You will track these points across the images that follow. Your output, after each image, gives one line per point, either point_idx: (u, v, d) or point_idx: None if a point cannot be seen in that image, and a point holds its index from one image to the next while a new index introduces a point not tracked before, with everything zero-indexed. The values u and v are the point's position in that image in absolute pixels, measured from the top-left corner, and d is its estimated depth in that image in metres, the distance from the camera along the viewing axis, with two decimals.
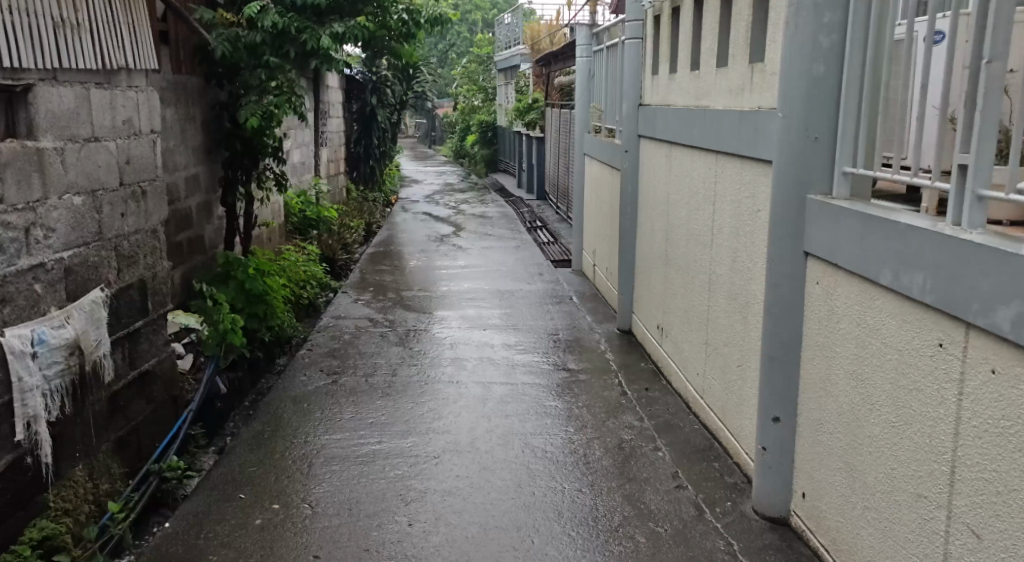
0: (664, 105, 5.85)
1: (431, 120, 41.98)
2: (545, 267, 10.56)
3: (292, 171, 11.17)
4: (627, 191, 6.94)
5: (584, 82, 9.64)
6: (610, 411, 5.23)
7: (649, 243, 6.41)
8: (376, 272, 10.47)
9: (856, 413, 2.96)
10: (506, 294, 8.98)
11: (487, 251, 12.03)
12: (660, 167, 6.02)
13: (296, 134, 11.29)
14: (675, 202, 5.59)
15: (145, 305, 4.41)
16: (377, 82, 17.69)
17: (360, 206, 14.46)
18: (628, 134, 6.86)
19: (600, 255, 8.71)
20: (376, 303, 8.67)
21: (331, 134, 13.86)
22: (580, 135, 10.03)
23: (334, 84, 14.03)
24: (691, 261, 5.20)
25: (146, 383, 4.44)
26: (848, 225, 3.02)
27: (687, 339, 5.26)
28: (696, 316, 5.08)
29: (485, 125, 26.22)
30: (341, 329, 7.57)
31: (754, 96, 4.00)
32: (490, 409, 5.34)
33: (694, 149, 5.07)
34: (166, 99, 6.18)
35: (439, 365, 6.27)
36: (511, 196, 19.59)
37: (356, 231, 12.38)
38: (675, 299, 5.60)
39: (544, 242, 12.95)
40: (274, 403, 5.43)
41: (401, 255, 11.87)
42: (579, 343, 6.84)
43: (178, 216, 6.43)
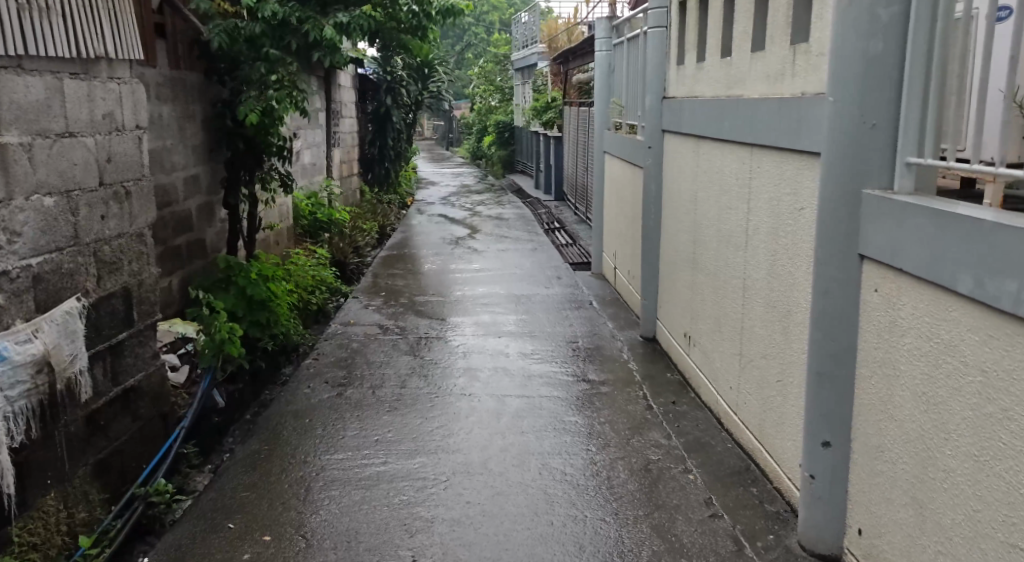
0: (691, 97, 5.45)
1: (448, 121, 41.73)
2: (563, 270, 10.18)
3: (302, 173, 10.84)
4: (651, 190, 6.54)
5: (604, 77, 9.27)
6: (635, 427, 4.84)
7: (675, 245, 6.00)
8: (389, 276, 10.13)
9: (926, 443, 2.57)
10: (523, 298, 8.61)
11: (503, 254, 11.66)
12: (687, 164, 5.63)
13: (306, 134, 10.97)
14: (703, 201, 5.19)
15: (129, 315, 4.05)
16: (391, 82, 17.31)
17: (374, 208, 14.13)
18: (652, 129, 6.47)
19: (621, 258, 8.33)
20: (388, 308, 8.33)
21: (343, 135, 13.54)
22: (600, 134, 9.64)
23: (347, 83, 13.70)
24: (723, 265, 4.80)
25: (132, 399, 4.08)
26: (914, 224, 2.62)
27: (719, 349, 4.86)
28: (729, 323, 4.68)
29: (502, 126, 25.86)
30: (350, 336, 7.22)
31: (796, 81, 3.60)
32: (504, 425, 4.95)
33: (726, 143, 4.67)
34: (163, 95, 5.85)
35: (451, 376, 5.91)
36: (529, 197, 19.23)
37: (370, 234, 12.04)
38: (704, 306, 5.20)
39: (562, 243, 12.57)
40: (274, 418, 5.08)
41: (415, 258, 11.53)
42: (600, 352, 6.45)
43: (177, 219, 6.09)
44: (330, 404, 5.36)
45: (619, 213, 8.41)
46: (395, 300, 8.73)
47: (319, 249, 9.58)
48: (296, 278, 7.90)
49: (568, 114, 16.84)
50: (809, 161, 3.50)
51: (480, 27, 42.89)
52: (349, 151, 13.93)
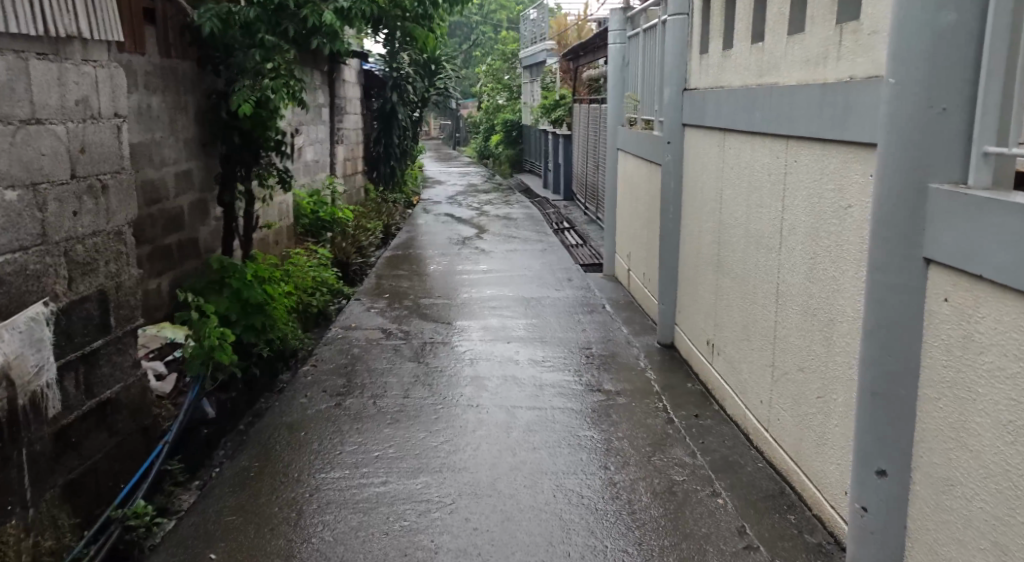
0: (717, 87, 5.09)
1: (455, 120, 41.43)
2: (574, 271, 9.83)
3: (304, 170, 10.50)
4: (670, 188, 6.19)
5: (617, 71, 8.93)
6: (655, 443, 4.49)
7: (697, 247, 5.65)
8: (393, 277, 9.80)
9: (1013, 478, 2.26)
10: (532, 301, 8.26)
11: (511, 254, 11.32)
12: (711, 160, 5.27)
13: (309, 130, 10.63)
14: (730, 199, 4.84)
15: (106, 320, 3.70)
16: (397, 79, 16.79)
17: (379, 207, 13.81)
18: (671, 123, 6.12)
19: (635, 260, 7.97)
20: (392, 311, 7.98)
21: (348, 132, 13.19)
22: (613, 130, 9.29)
23: (352, 79, 13.36)
24: (752, 268, 4.44)
25: (109, 412, 3.74)
26: (1002, 223, 2.28)
27: (747, 360, 4.50)
28: (759, 332, 4.32)
29: (509, 125, 25.53)
30: (352, 341, 6.87)
31: (844, 65, 3.24)
32: (514, 440, 4.59)
33: (757, 136, 4.30)
34: (153, 86, 5.51)
35: (457, 386, 5.56)
36: (536, 197, 18.89)
37: (374, 233, 11.70)
38: (730, 312, 4.84)
39: (572, 244, 12.22)
40: (267, 431, 4.74)
41: (421, 259, 11.20)
42: (615, 359, 6.10)
43: (168, 217, 5.74)
44: (328, 415, 5.01)
45: (634, 212, 8.05)
46: (399, 303, 8.39)
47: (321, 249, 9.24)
48: (293, 280, 7.55)
49: (578, 112, 16.48)
50: (859, 153, 3.13)
51: (487, 25, 42.56)
52: (353, 149, 13.59)
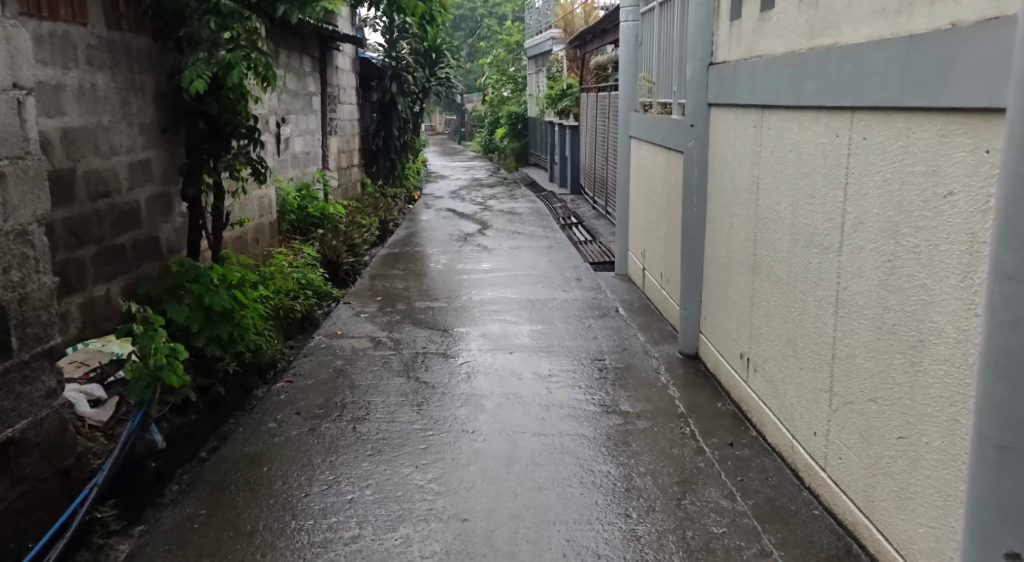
0: (755, 57, 4.34)
1: (460, 115, 40.69)
2: (583, 270, 9.09)
3: (293, 163, 9.78)
4: (693, 178, 5.46)
5: (630, 50, 8.21)
6: (684, 481, 3.78)
7: (727, 245, 4.91)
8: (388, 277, 9.08)
9: None
10: (538, 304, 7.52)
11: (515, 252, 10.58)
12: (746, 143, 4.52)
13: (297, 120, 9.90)
14: (771, 188, 4.10)
15: (7, 342, 3.01)
16: (397, 69, 16.04)
17: (376, 202, 13.08)
18: (695, 102, 5.39)
19: (652, 258, 7.23)
20: (384, 316, 7.26)
21: (342, 123, 12.47)
22: (625, 117, 8.55)
23: (346, 67, 12.62)
24: (799, 271, 3.70)
25: (11, 456, 3.05)
26: None
27: (796, 381, 3.77)
28: (810, 349, 3.59)
29: (515, 117, 24.80)
30: (337, 351, 6.14)
31: (946, 8, 2.51)
32: (515, 477, 3.84)
33: (811, 111, 3.56)
34: (98, 62, 4.78)
35: (450, 407, 4.83)
36: (543, 191, 18.15)
37: (369, 231, 10.99)
38: (772, 323, 4.10)
39: (580, 240, 11.48)
40: (223, 467, 4.02)
41: (418, 257, 10.46)
42: (631, 373, 5.37)
43: (119, 214, 5.00)
44: (299, 444, 4.29)
45: (650, 205, 7.30)
46: (392, 306, 7.67)
47: (309, 248, 8.52)
48: (271, 282, 6.81)
49: (586, 102, 15.73)
50: (968, 123, 2.44)
51: (492, 18, 41.81)
52: (349, 141, 12.88)
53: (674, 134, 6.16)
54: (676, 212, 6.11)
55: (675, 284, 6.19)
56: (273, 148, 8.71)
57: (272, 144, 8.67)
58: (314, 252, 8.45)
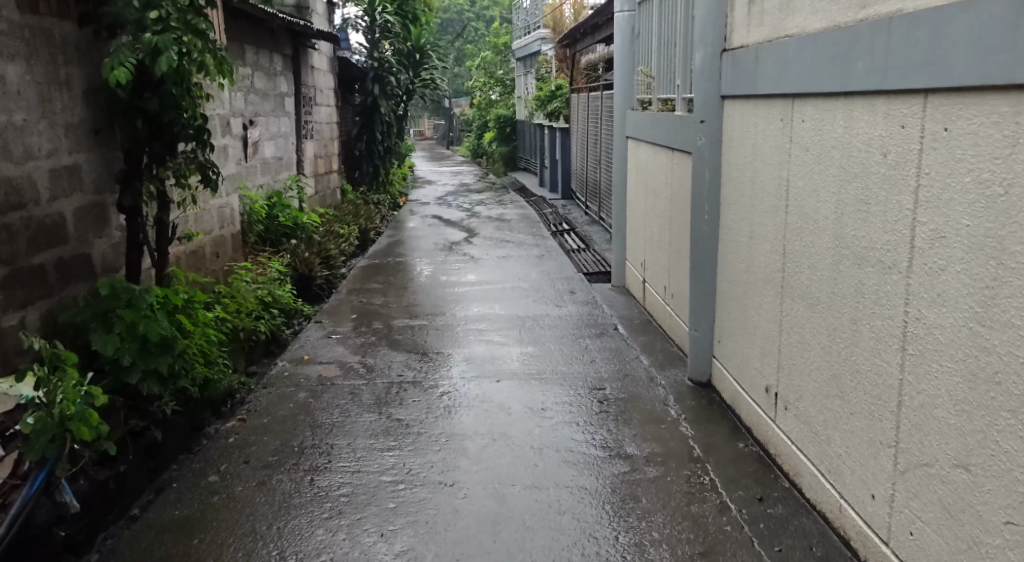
0: (785, 39, 3.67)
1: (448, 120, 40.05)
2: (576, 281, 8.42)
3: (262, 168, 9.07)
4: (704, 181, 4.79)
5: (626, 43, 7.57)
6: (709, 552, 3.11)
7: (746, 258, 4.24)
8: (365, 292, 8.38)
9: None
10: (529, 321, 6.83)
11: (503, 262, 9.90)
12: (771, 139, 3.86)
13: (265, 123, 9.21)
14: (805, 192, 3.42)
15: None
16: (379, 70, 15.21)
17: (357, 209, 12.39)
18: (706, 94, 4.72)
19: (654, 270, 6.56)
20: (358, 337, 6.55)
21: (320, 127, 11.76)
22: (621, 117, 7.88)
23: (323, 67, 11.91)
24: (848, 294, 3.02)
25: None
26: None
27: (843, 427, 3.08)
28: (864, 389, 2.92)
29: (504, 121, 24.11)
30: (302, 379, 5.43)
31: None
32: (504, 552, 3.16)
33: (864, 101, 2.90)
34: (9, 51, 4.09)
35: (426, 451, 4.13)
36: (532, 196, 17.51)
37: (347, 241, 10.29)
38: (808, 354, 3.42)
39: (573, 248, 10.82)
40: (147, 538, 3.32)
41: (399, 268, 9.77)
42: (635, 406, 4.69)
43: (38, 228, 4.29)
44: (245, 504, 3.58)
45: (652, 212, 6.63)
46: (368, 326, 6.96)
47: (277, 261, 7.81)
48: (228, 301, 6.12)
49: (578, 103, 15.07)
50: None
51: (480, 21, 41.22)
52: (327, 145, 12.17)
53: (681, 132, 5.49)
54: (683, 219, 5.43)
55: (684, 300, 5.51)
56: (238, 153, 7.98)
57: (237, 148, 7.95)
58: (283, 265, 7.75)
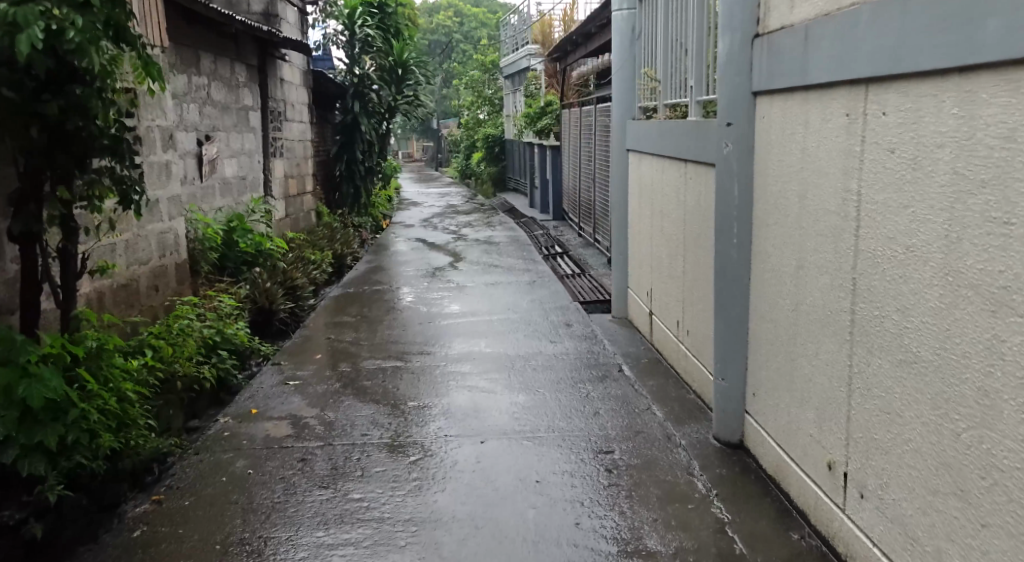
0: (850, 12, 2.79)
1: (437, 141, 39.29)
2: (571, 312, 7.52)
3: (219, 189, 8.17)
4: (731, 198, 3.89)
5: (626, 43, 6.74)
6: None
7: (790, 294, 3.35)
8: (336, 327, 7.46)
9: None
10: (518, 361, 5.92)
11: (490, 289, 8.99)
12: (829, 141, 2.97)
13: (223, 139, 8.32)
14: (888, 210, 2.54)
15: None
16: (359, 86, 14.44)
17: (333, 233, 11.48)
18: (733, 91, 3.81)
19: (664, 301, 5.68)
20: (320, 384, 5.61)
21: (291, 144, 10.88)
22: (620, 128, 6.99)
23: (295, 81, 11.04)
24: (975, 355, 2.15)
25: None
26: None
27: (967, 542, 2.20)
28: (1010, 490, 2.04)
29: (492, 140, 23.28)
30: (246, 440, 4.50)
31: None
32: None
33: (1009, 78, 2.05)
34: None
35: (390, 549, 3.21)
36: (522, 216, 16.66)
37: (318, 269, 9.38)
38: (896, 428, 2.52)
39: (567, 274, 9.94)
40: None
41: (375, 298, 8.84)
42: (652, 476, 3.79)
43: None
44: None
45: (660, 235, 5.74)
46: (334, 369, 6.03)
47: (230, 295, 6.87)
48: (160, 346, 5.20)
49: (569, 118, 14.25)
50: None
51: (468, 41, 40.60)
52: (300, 165, 11.27)
53: (699, 140, 4.59)
54: (706, 243, 4.52)
55: (706, 340, 4.59)
56: (185, 173, 7.07)
57: (184, 167, 7.04)
58: (236, 300, 6.82)
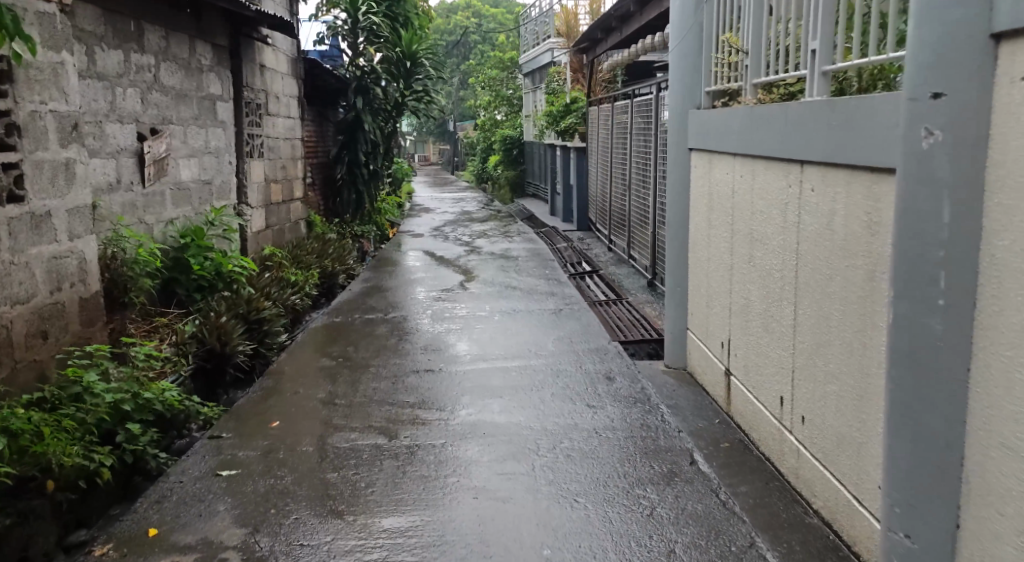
0: None
1: (453, 144, 37.73)
2: (611, 357, 5.88)
3: (173, 197, 6.56)
4: (925, 232, 2.25)
5: (690, 8, 5.09)
6: None
7: None
8: (314, 371, 5.87)
9: None
10: (543, 442, 4.29)
11: (506, 320, 7.35)
12: None
13: (179, 134, 6.73)
14: None
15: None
16: (363, 80, 12.66)
17: (324, 245, 9.89)
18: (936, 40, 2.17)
19: (754, 363, 4.05)
20: (264, 477, 3.95)
21: (276, 143, 9.25)
22: (680, 121, 5.31)
23: (281, 67, 9.40)
24: None
25: None
26: None
27: None
28: None
29: (509, 142, 21.65)
30: None
31: None
32: None
33: None
34: None
35: None
36: (543, 226, 15.04)
37: (300, 292, 7.79)
38: None
39: (598, 300, 8.29)
40: None
41: (368, 328, 7.24)
42: None
43: None
44: None
45: (749, 268, 4.11)
46: (289, 448, 4.35)
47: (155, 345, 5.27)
48: (19, 436, 3.61)
49: (596, 116, 12.63)
50: None
51: (486, 42, 39.04)
52: (286, 168, 9.61)
53: (852, 128, 2.87)
54: (864, 293, 2.81)
55: (860, 446, 2.89)
56: (97, 176, 5.49)
57: (94, 168, 5.45)
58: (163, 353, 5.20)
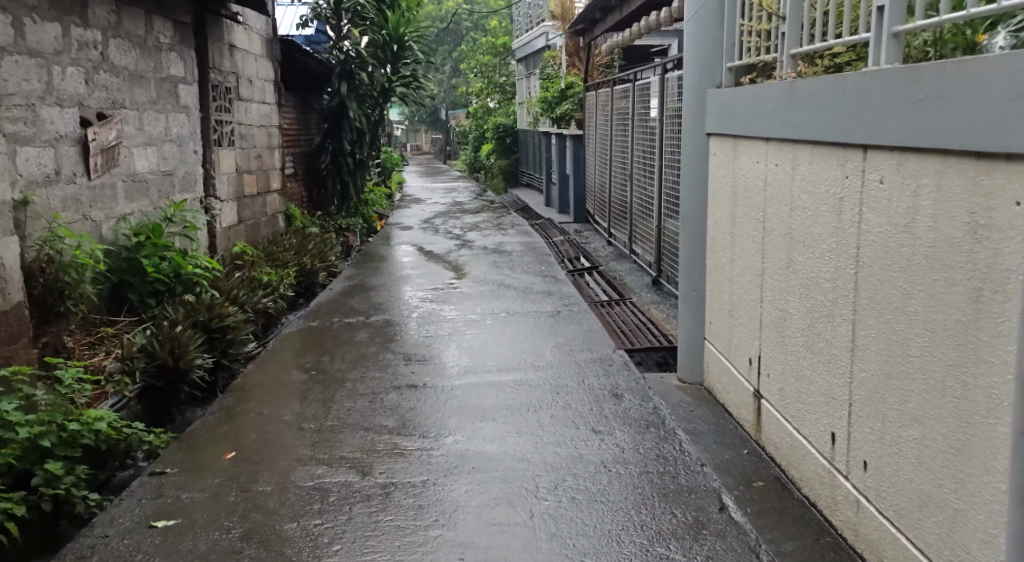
0: None
1: (445, 133, 36.97)
2: (617, 368, 5.23)
3: (125, 190, 5.87)
4: None
5: None
6: None
7: None
8: (282, 386, 5.20)
9: None
10: (542, 480, 3.63)
11: (499, 323, 6.69)
12: None
13: (134, 120, 6.03)
14: None
15: None
16: (348, 64, 11.85)
17: (304, 240, 9.20)
18: None
19: (794, 388, 3.40)
20: (208, 530, 3.27)
21: (249, 131, 8.55)
22: (698, 102, 4.63)
23: (254, 49, 8.68)
24: None
25: None
26: None
27: None
28: None
29: (503, 130, 20.95)
30: None
31: None
32: None
33: None
34: None
35: None
36: (538, 218, 14.36)
37: (273, 293, 7.11)
38: None
39: (600, 300, 7.63)
40: None
41: (347, 333, 6.57)
42: None
43: None
44: None
45: (787, 275, 3.45)
46: (243, 488, 3.67)
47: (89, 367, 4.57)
48: None
49: (593, 102, 11.94)
50: None
51: (478, 28, 38.24)
52: (261, 157, 8.90)
53: (956, 103, 2.21)
54: (970, 318, 2.15)
55: (958, 513, 2.25)
56: (29, 167, 4.80)
57: (26, 158, 4.76)
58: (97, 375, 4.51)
